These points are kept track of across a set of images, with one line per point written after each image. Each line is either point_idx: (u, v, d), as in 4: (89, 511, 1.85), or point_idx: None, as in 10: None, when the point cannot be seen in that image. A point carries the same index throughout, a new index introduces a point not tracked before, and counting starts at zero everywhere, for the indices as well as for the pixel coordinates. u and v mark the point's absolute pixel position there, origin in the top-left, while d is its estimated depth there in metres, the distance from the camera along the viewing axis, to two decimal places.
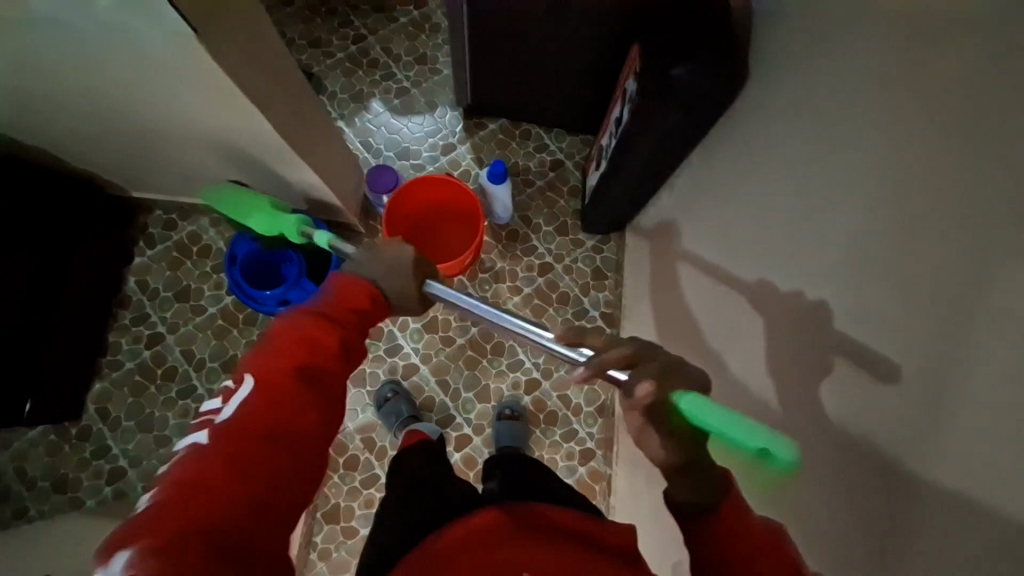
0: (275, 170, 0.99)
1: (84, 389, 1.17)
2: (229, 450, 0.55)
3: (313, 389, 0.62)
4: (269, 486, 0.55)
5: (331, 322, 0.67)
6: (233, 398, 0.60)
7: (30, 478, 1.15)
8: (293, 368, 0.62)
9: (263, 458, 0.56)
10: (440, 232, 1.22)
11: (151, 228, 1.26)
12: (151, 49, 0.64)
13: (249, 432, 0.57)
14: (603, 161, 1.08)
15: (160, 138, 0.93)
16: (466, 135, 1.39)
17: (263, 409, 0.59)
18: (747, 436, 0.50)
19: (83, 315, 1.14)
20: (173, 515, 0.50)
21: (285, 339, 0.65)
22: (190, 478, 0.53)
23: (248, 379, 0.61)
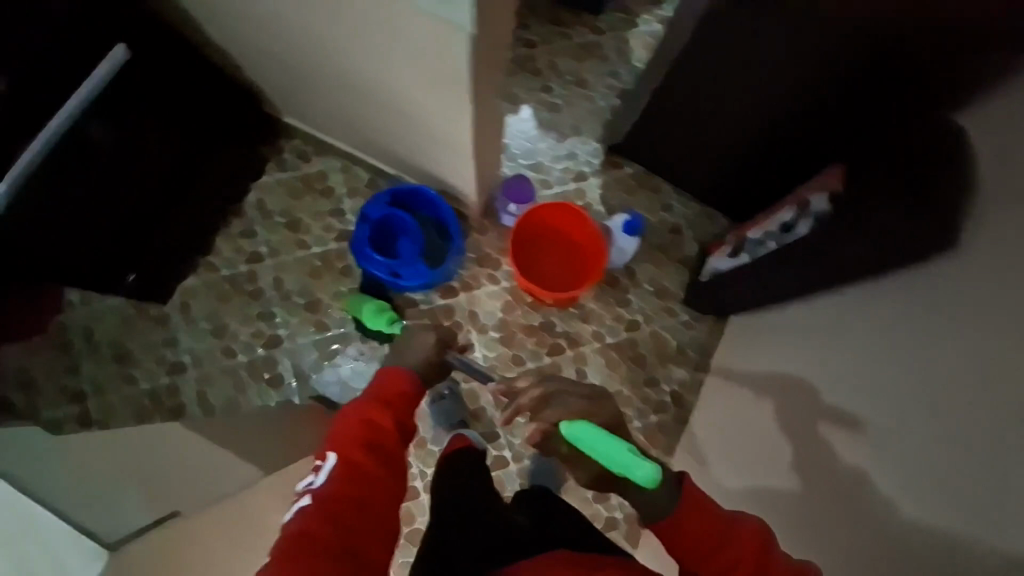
0: (438, 153, 1.01)
1: (175, 282, 1.20)
2: (327, 511, 0.77)
3: (378, 461, 0.86)
4: (356, 538, 0.77)
5: (385, 410, 0.92)
6: (322, 470, 0.84)
7: (98, 343, 1.18)
8: (360, 443, 0.86)
9: (349, 517, 0.78)
10: (546, 263, 1.19)
11: (286, 154, 1.29)
12: (420, 24, 0.65)
13: (341, 495, 0.80)
14: (742, 256, 1.06)
15: (348, 89, 0.94)
16: (600, 171, 1.39)
17: (348, 475, 0.82)
18: (619, 456, 0.75)
19: (203, 213, 1.17)
20: (295, 557, 0.71)
21: (351, 425, 0.89)
22: (304, 526, 0.76)
23: (332, 454, 0.86)
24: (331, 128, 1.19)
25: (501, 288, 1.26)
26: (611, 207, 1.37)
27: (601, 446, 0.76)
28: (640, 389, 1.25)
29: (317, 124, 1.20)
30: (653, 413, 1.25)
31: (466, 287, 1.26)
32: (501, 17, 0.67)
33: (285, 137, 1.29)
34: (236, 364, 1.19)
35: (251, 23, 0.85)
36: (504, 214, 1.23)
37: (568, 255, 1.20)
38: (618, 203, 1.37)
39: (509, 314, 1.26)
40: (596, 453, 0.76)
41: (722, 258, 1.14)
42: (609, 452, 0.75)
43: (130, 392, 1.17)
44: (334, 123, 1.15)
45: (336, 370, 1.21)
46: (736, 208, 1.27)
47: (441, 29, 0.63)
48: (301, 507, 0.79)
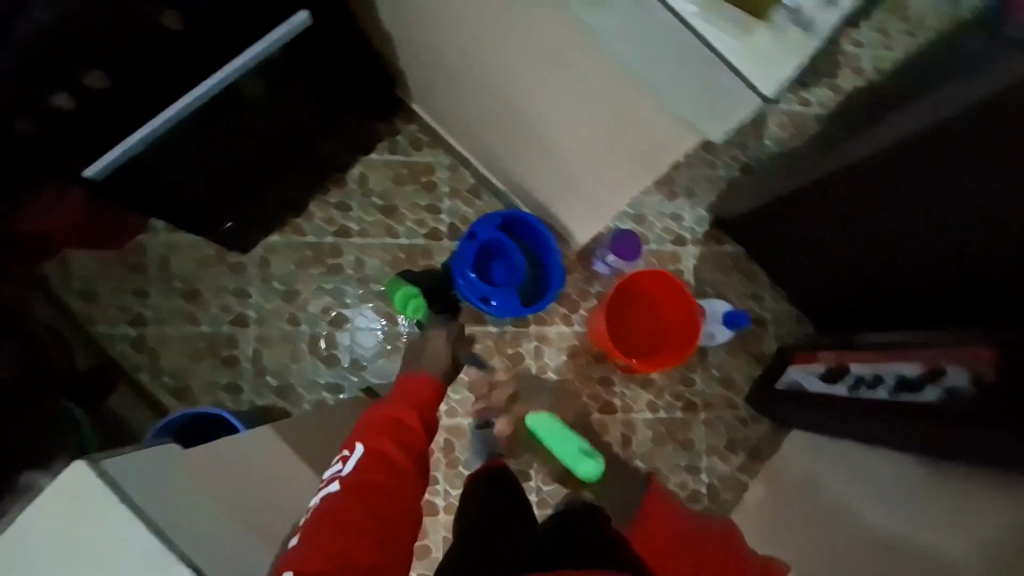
0: (569, 198, 0.98)
1: (260, 236, 1.18)
2: (358, 497, 0.67)
3: (410, 454, 0.77)
4: (389, 530, 0.67)
5: (414, 408, 0.83)
6: (347, 461, 0.73)
7: (170, 275, 1.16)
8: (389, 437, 0.76)
9: (382, 506, 0.68)
10: (629, 326, 1.16)
11: (399, 137, 1.26)
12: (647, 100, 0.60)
13: (373, 484, 0.70)
14: (835, 386, 1.03)
15: (502, 114, 0.91)
16: (700, 242, 1.35)
17: (379, 466, 0.72)
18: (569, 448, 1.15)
19: (305, 176, 1.15)
20: (327, 546, 0.61)
21: (380, 416, 0.80)
22: (330, 516, 0.64)
23: (359, 445, 0.75)
24: (457, 129, 1.16)
25: (572, 332, 1.23)
26: (700, 281, 1.34)
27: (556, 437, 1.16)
28: (679, 473, 1.23)
29: (444, 120, 1.17)
30: (685, 500, 1.23)
31: (538, 321, 1.23)
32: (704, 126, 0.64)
33: (402, 120, 1.26)
34: (297, 333, 1.18)
35: (440, 26, 0.81)
36: (598, 260, 1.20)
37: (652, 323, 1.16)
38: (709, 280, 1.34)
39: (571, 360, 1.23)
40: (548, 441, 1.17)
41: (811, 376, 1.10)
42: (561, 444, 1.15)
43: (189, 332, 1.15)
44: (463, 128, 1.12)
45: (390, 367, 1.19)
46: (829, 324, 1.24)
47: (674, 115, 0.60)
48: (327, 493, 0.67)
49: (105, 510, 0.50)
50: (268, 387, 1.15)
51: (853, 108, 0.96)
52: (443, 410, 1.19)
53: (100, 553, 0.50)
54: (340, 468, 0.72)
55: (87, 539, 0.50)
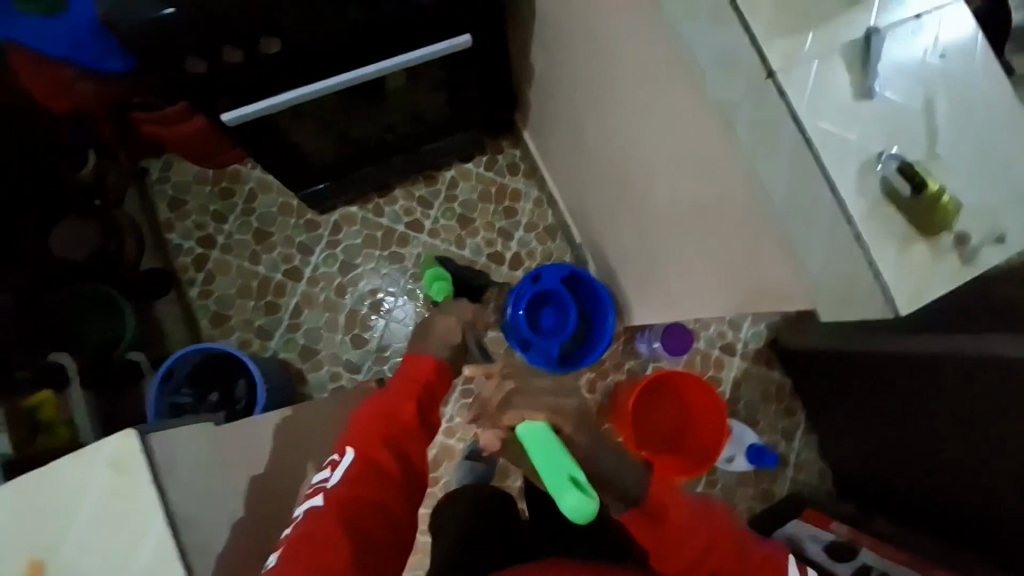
0: (647, 279, 0.97)
1: (342, 203, 1.22)
2: (339, 517, 0.64)
3: (401, 462, 0.71)
4: (373, 548, 0.64)
5: (411, 399, 0.75)
6: (336, 469, 0.69)
7: (251, 210, 1.22)
8: (380, 441, 0.70)
9: (364, 524, 0.65)
10: (652, 419, 1.13)
11: (500, 156, 1.29)
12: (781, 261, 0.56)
13: (358, 498, 0.66)
14: None
15: (616, 178, 0.89)
16: (749, 357, 1.32)
17: (365, 479, 0.67)
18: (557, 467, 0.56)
19: (403, 165, 1.18)
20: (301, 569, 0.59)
21: (371, 414, 0.73)
22: (309, 538, 0.62)
23: (348, 450, 0.70)
24: (559, 170, 1.17)
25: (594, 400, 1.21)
26: (735, 396, 1.30)
27: (542, 454, 0.58)
28: None
29: (549, 157, 1.19)
30: None
31: None
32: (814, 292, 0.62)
33: (509, 142, 1.29)
34: (340, 303, 1.21)
35: (597, 94, 0.82)
36: (642, 340, 1.19)
37: (678, 424, 1.13)
38: (745, 399, 1.30)
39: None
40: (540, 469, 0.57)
41: (814, 539, 1.05)
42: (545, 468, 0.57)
43: (248, 268, 1.20)
44: (566, 173, 1.13)
45: None
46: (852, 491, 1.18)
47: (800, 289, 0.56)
48: (311, 508, 0.65)
49: (143, 478, 0.62)
50: (297, 344, 1.18)
51: None
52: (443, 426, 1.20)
53: (125, 512, 0.61)
54: (328, 475, 0.69)
55: (119, 497, 0.61)
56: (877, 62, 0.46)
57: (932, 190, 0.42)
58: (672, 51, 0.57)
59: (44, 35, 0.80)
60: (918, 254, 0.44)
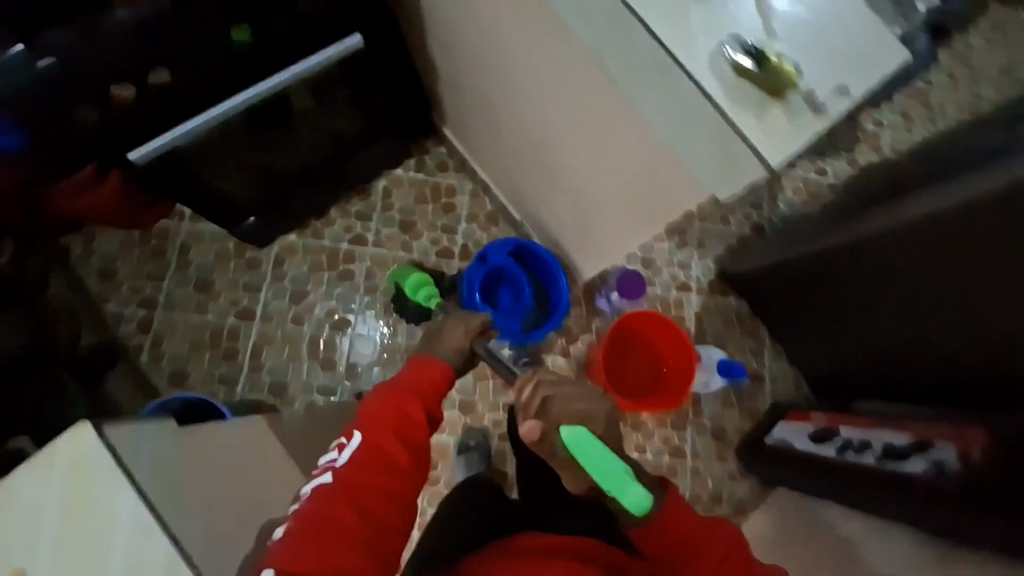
0: (583, 237, 1.01)
1: (280, 234, 1.22)
2: (350, 500, 0.65)
3: (411, 446, 0.71)
4: (382, 529, 0.65)
5: (423, 392, 0.76)
6: (345, 451, 0.69)
7: (187, 262, 1.19)
8: (392, 429, 0.71)
9: (374, 507, 0.66)
10: (626, 364, 1.17)
11: (427, 157, 1.31)
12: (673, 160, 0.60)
13: (367, 481, 0.67)
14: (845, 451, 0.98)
15: (530, 145, 0.93)
16: (706, 292, 1.38)
17: (376, 463, 0.68)
18: (608, 468, 0.69)
19: (331, 186, 1.19)
20: (308, 547, 0.60)
21: (385, 396, 0.74)
22: (316, 520, 0.62)
23: (357, 435, 0.70)
24: (483, 156, 1.20)
25: (570, 365, 1.25)
26: (701, 329, 1.36)
27: (593, 453, 0.70)
28: None
29: (472, 146, 1.22)
30: None
31: (536, 349, 1.24)
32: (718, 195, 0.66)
33: (432, 142, 1.32)
34: (300, 334, 1.20)
35: (490, 70, 0.87)
36: (602, 297, 1.24)
37: (652, 368, 1.17)
38: (711, 330, 1.36)
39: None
40: (591, 464, 0.70)
41: (801, 435, 1.11)
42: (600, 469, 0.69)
43: (196, 321, 1.17)
44: (490, 156, 1.16)
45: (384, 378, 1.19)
46: (824, 390, 1.25)
47: (696, 190, 0.60)
48: (317, 485, 0.66)
49: (109, 477, 0.50)
50: (263, 384, 1.16)
51: (869, 185, 1.00)
52: None
53: (91, 525, 0.50)
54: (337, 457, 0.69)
55: (82, 502, 0.51)
56: None
57: (771, 59, 0.47)
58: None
59: None
60: (778, 115, 0.48)
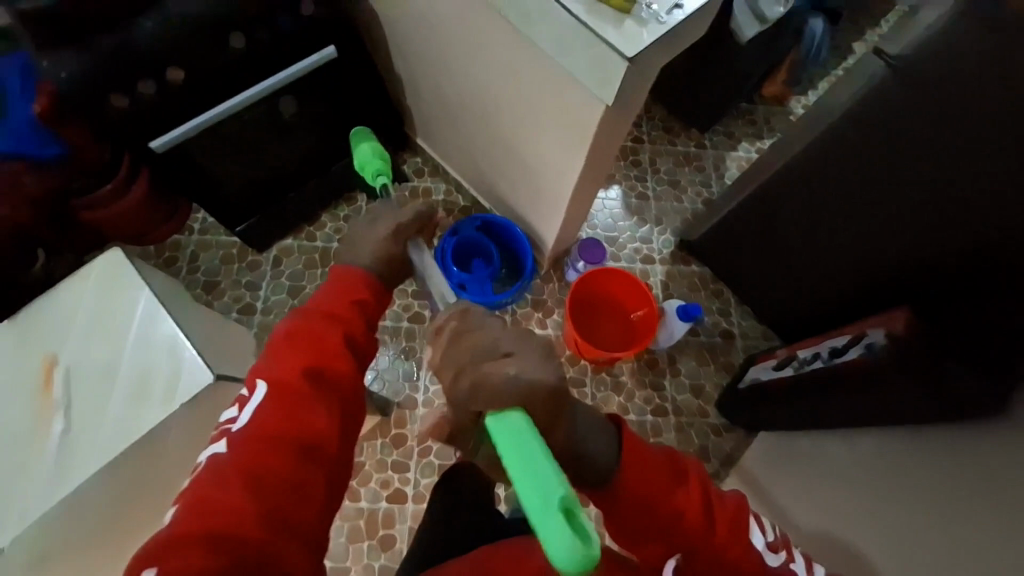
0: (536, 202, 1.14)
1: (278, 238, 1.36)
2: (246, 457, 0.62)
3: (314, 399, 0.68)
4: (289, 483, 0.62)
5: (337, 327, 0.75)
6: (247, 408, 0.67)
7: (195, 268, 1.34)
8: (299, 374, 0.69)
9: (278, 460, 0.63)
10: (597, 319, 1.26)
11: (405, 166, 1.50)
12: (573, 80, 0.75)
13: (267, 434, 0.64)
14: (802, 370, 1.04)
15: (481, 122, 1.11)
16: (669, 261, 1.49)
17: (279, 412, 0.66)
18: (542, 491, 0.51)
19: (320, 191, 1.36)
20: (196, 520, 0.57)
21: (287, 351, 0.71)
22: (212, 483, 0.60)
23: (261, 388, 0.68)
24: (452, 155, 1.38)
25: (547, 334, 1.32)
26: (668, 294, 1.45)
27: (527, 466, 0.53)
28: None
29: (442, 148, 1.41)
30: None
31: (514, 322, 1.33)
32: (627, 116, 0.80)
33: (410, 154, 1.51)
34: None
35: (442, 62, 1.06)
36: (570, 268, 1.34)
37: (621, 320, 1.26)
38: (678, 294, 1.45)
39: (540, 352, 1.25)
40: (522, 477, 0.53)
41: (765, 368, 1.16)
42: (531, 486, 0.52)
43: None
44: (456, 152, 1.34)
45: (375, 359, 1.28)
46: (789, 334, 1.32)
47: (593, 103, 0.75)
48: (212, 455, 0.63)
49: (123, 278, 0.85)
50: None
51: None
52: (420, 400, 1.27)
53: (113, 308, 0.84)
54: (238, 416, 0.67)
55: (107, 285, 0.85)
56: None
57: None
58: None
59: None
60: (630, 26, 0.65)
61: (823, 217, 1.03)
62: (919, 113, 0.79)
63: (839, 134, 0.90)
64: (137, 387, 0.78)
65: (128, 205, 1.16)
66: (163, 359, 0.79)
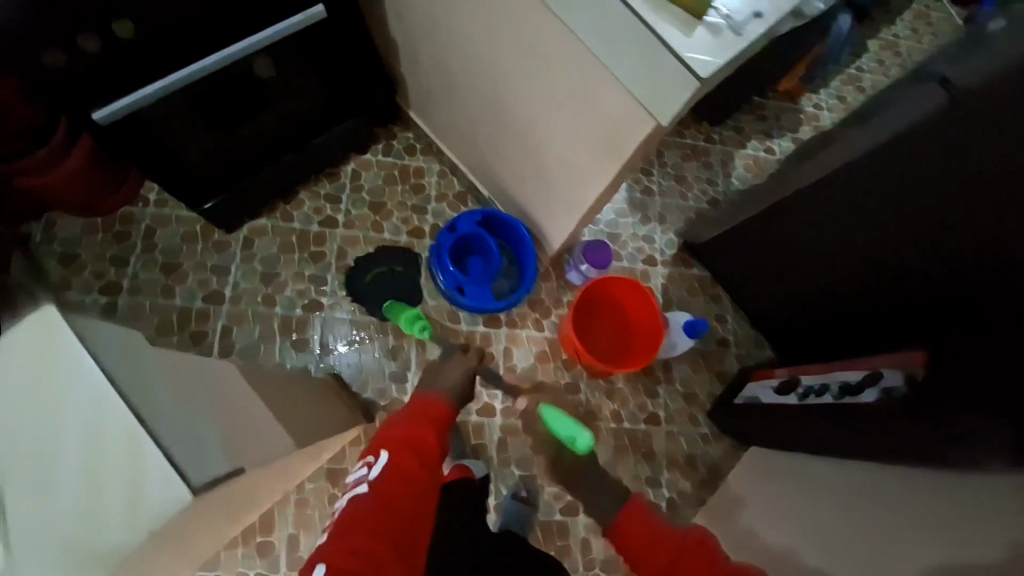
0: (548, 202, 1.04)
1: (249, 216, 1.21)
2: (379, 502, 0.75)
3: (422, 468, 0.83)
4: (408, 529, 0.74)
5: (431, 424, 0.92)
6: (373, 468, 0.82)
7: (153, 246, 1.18)
8: (408, 454, 0.83)
9: (402, 506, 0.77)
10: (595, 325, 1.21)
11: (395, 142, 1.35)
12: (616, 88, 0.65)
13: (395, 486, 0.79)
14: (806, 399, 1.03)
15: (492, 109, 0.98)
16: (671, 262, 1.43)
17: (396, 473, 0.80)
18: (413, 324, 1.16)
19: (297, 166, 1.19)
20: (343, 545, 0.69)
21: (396, 434, 0.87)
22: (354, 512, 0.74)
23: (382, 455, 0.83)
24: (450, 135, 1.25)
25: (543, 337, 1.27)
26: (667, 298, 1.40)
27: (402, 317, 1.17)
28: (642, 485, 1.23)
29: (438, 126, 1.27)
30: None
31: (510, 323, 1.27)
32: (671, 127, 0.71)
33: (399, 127, 1.36)
34: (271, 314, 1.19)
35: (449, 35, 0.92)
36: (571, 268, 1.27)
37: (623, 330, 1.21)
38: (677, 298, 1.41)
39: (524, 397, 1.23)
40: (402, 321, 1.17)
41: (767, 389, 1.15)
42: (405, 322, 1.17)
43: (162, 303, 1.16)
44: (456, 133, 1.21)
45: (359, 357, 1.19)
46: (786, 346, 1.31)
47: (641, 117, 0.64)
48: (355, 493, 0.78)
49: (68, 358, 0.60)
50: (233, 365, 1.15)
51: (804, 148, 1.09)
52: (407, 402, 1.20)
53: (47, 384, 0.59)
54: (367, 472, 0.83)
55: (42, 378, 0.59)
56: None
57: None
58: None
59: None
60: (704, 35, 0.55)
61: (842, 239, 0.99)
62: (967, 152, 0.74)
63: (875, 158, 0.84)
64: (91, 494, 0.56)
65: (64, 174, 0.99)
66: (120, 450, 0.58)
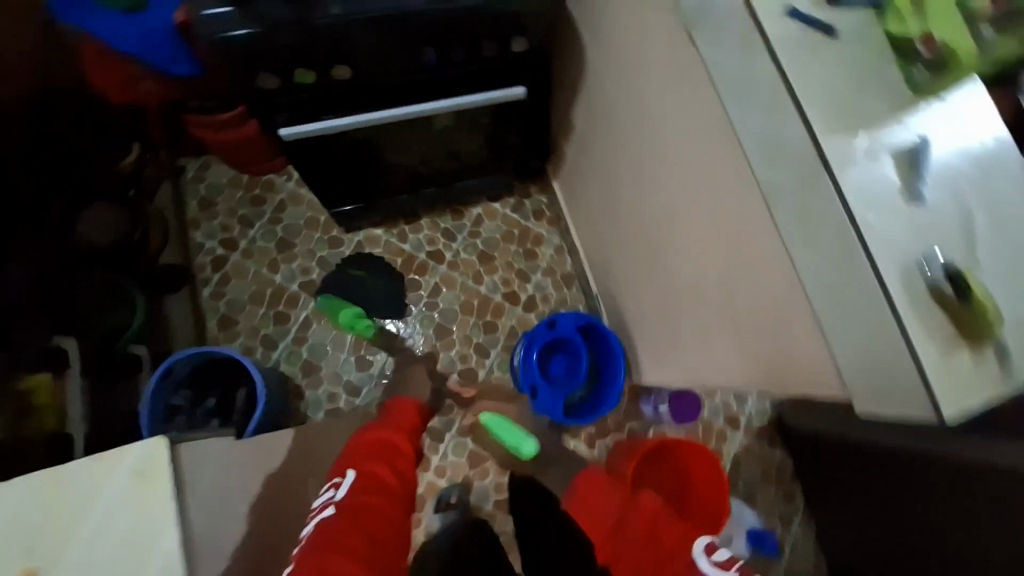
0: (664, 345, 0.96)
1: (369, 224, 1.23)
2: (350, 520, 0.70)
3: (393, 485, 0.78)
4: (385, 550, 0.69)
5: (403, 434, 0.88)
6: (340, 486, 0.76)
7: (278, 218, 1.23)
8: (378, 468, 0.79)
9: (377, 525, 0.71)
10: (651, 474, 1.10)
11: (528, 201, 1.32)
12: (821, 339, 0.54)
13: (366, 502, 0.73)
14: None
15: (644, 237, 0.90)
16: (754, 434, 1.28)
17: (369, 487, 0.75)
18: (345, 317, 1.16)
19: (430, 198, 1.19)
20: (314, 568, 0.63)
21: (365, 448, 0.82)
22: (323, 535, 0.68)
23: (350, 472, 0.77)
24: (585, 222, 1.19)
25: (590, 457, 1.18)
26: (734, 473, 1.27)
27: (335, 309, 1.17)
28: None
29: (577, 208, 1.21)
30: None
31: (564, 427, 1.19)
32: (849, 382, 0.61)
33: (538, 189, 1.32)
34: None
35: (633, 154, 0.85)
36: (648, 402, 1.16)
37: (677, 492, 1.09)
38: (745, 475, 1.27)
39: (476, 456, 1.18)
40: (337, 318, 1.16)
41: None
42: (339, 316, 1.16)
43: (264, 274, 1.21)
44: (593, 226, 1.15)
45: None
46: None
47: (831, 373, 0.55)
48: (322, 517, 0.71)
49: (163, 492, 0.59)
50: (299, 357, 1.18)
51: None
52: (434, 463, 1.17)
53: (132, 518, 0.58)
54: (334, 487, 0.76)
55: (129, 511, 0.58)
56: (926, 166, 0.48)
57: (976, 296, 0.44)
58: (723, 121, 0.58)
59: (119, 31, 0.85)
60: (962, 361, 0.44)
61: None
62: None
63: None
64: None
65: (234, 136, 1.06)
66: None
